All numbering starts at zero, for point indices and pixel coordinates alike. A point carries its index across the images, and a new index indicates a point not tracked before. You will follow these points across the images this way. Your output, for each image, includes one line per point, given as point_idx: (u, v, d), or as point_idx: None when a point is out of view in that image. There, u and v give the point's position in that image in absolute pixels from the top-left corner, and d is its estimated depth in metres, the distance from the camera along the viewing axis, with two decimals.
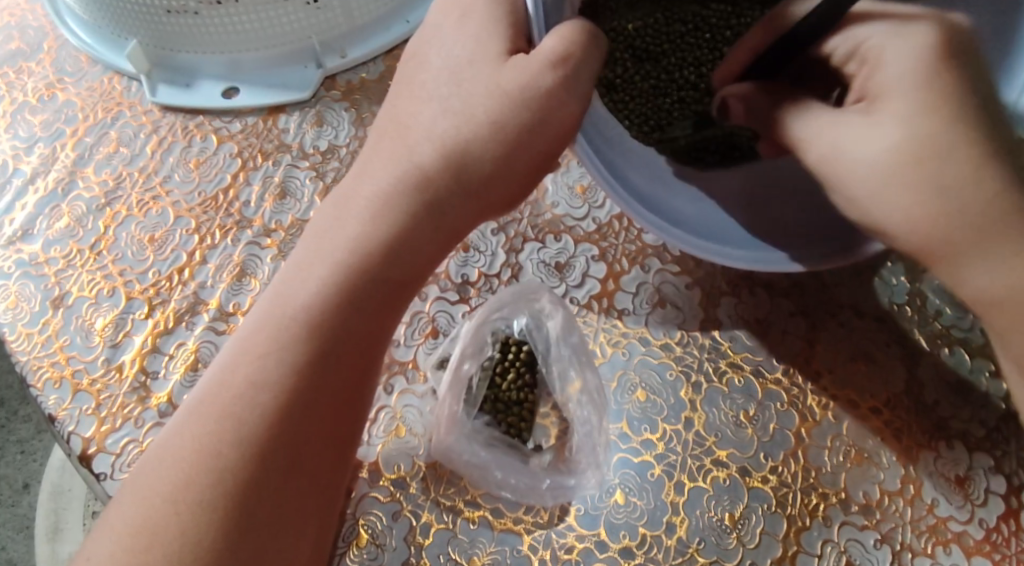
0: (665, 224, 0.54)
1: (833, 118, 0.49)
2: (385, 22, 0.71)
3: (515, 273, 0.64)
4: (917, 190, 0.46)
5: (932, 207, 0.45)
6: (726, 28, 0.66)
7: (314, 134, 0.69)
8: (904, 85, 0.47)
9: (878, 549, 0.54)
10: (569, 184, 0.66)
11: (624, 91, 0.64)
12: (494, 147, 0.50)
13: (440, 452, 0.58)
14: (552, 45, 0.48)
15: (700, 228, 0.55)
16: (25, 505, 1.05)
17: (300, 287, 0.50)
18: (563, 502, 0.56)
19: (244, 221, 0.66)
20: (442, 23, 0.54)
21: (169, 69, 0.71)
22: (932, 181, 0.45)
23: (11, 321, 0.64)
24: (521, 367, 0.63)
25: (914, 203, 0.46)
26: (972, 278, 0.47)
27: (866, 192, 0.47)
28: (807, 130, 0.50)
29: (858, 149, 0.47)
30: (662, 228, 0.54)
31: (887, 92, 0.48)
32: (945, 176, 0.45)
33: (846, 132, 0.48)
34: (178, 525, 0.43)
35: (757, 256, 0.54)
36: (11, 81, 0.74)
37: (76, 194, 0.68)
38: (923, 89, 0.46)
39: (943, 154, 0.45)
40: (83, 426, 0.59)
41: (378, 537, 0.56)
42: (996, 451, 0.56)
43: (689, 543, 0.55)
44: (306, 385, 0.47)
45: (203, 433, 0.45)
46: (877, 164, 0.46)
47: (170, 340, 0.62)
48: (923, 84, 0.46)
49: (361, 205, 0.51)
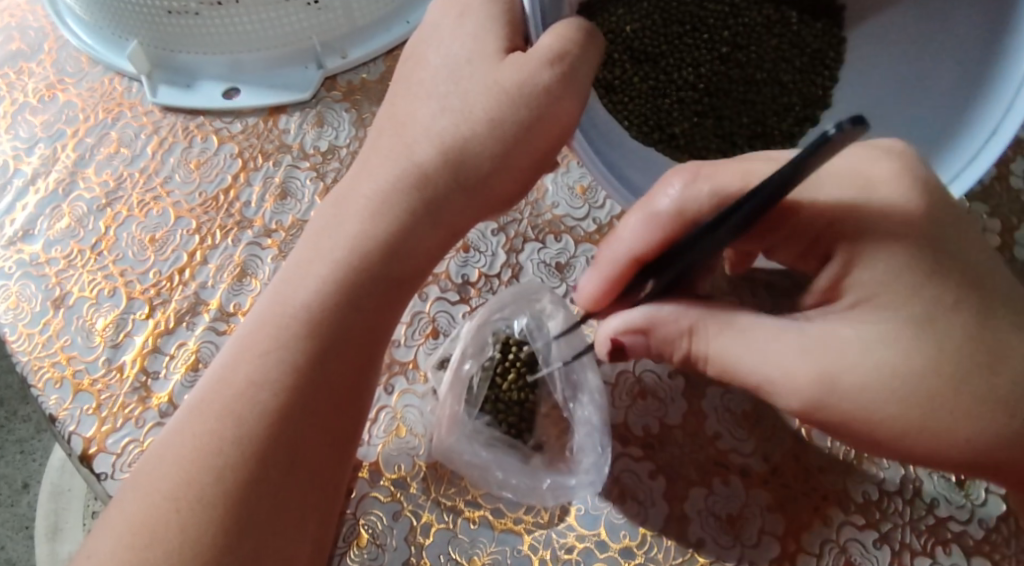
0: None
1: (795, 338, 0.44)
2: (385, 23, 0.71)
3: (515, 273, 0.64)
4: (921, 428, 0.42)
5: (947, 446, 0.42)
6: (725, 28, 0.67)
7: (314, 134, 0.69)
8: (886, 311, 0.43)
9: (878, 549, 0.55)
10: (569, 184, 0.67)
11: (623, 91, 0.64)
12: (491, 144, 0.50)
13: (440, 452, 0.58)
14: (549, 43, 0.49)
15: None
16: (25, 504, 1.05)
17: (301, 286, 0.50)
18: (563, 502, 0.56)
19: (244, 221, 0.66)
20: (440, 22, 0.54)
21: (170, 70, 0.71)
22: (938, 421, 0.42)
23: (12, 321, 0.64)
24: (522, 367, 0.64)
25: (921, 440, 0.43)
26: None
27: (864, 420, 0.43)
28: (773, 351, 0.45)
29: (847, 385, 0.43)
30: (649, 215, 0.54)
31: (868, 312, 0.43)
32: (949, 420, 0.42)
33: (806, 360, 0.44)
34: (180, 523, 0.43)
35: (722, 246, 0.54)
36: (11, 81, 0.74)
37: (78, 194, 0.69)
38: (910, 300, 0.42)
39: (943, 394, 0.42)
40: (84, 426, 0.59)
41: (379, 536, 0.56)
42: None
43: (689, 543, 0.55)
44: (306, 382, 0.47)
45: (204, 431, 0.46)
46: (882, 402, 0.43)
47: (171, 339, 0.62)
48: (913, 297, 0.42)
49: (359, 202, 0.51)
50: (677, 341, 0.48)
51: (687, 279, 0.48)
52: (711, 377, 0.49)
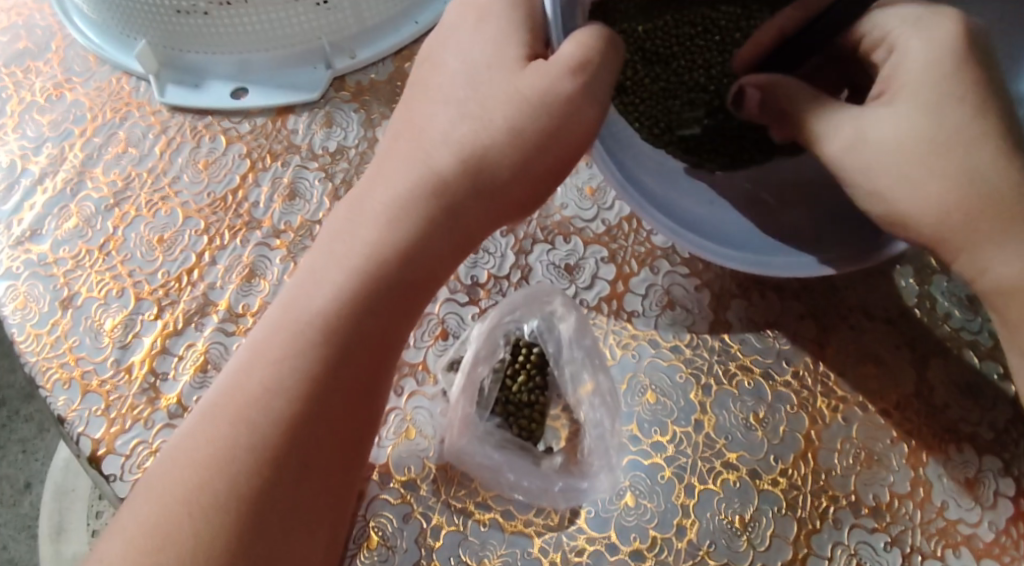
0: (677, 226, 0.54)
1: (847, 117, 0.50)
2: (394, 23, 0.71)
3: (524, 274, 0.64)
4: (946, 176, 0.46)
5: (961, 194, 0.46)
6: (736, 30, 0.66)
7: (322, 134, 0.69)
8: (919, 87, 0.48)
9: (888, 552, 0.55)
10: (578, 186, 0.66)
11: (634, 93, 0.64)
12: (511, 152, 0.50)
13: (451, 454, 0.58)
14: (572, 52, 0.48)
15: (708, 230, 0.55)
16: (27, 504, 1.05)
17: (316, 292, 0.50)
18: (575, 505, 0.56)
19: (253, 222, 0.66)
20: (457, 26, 0.54)
21: (178, 70, 0.71)
22: (962, 166, 0.46)
23: (20, 321, 0.63)
24: (532, 369, 0.63)
25: (943, 189, 0.46)
26: (991, 276, 0.47)
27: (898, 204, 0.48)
28: (834, 121, 0.50)
29: (875, 127, 0.48)
30: (674, 231, 0.54)
31: (903, 90, 0.49)
32: (976, 163, 0.46)
33: (863, 123, 0.49)
34: (193, 527, 0.43)
35: (766, 261, 0.54)
36: (19, 81, 0.74)
37: (85, 194, 0.68)
38: (942, 90, 0.48)
39: (972, 142, 0.46)
40: (92, 427, 0.59)
41: (388, 539, 0.56)
42: (1005, 454, 0.56)
43: (699, 545, 0.55)
44: (322, 388, 0.47)
45: (218, 436, 0.45)
46: (913, 162, 0.47)
47: (179, 340, 0.62)
48: (950, 78, 0.48)
49: (376, 207, 0.51)
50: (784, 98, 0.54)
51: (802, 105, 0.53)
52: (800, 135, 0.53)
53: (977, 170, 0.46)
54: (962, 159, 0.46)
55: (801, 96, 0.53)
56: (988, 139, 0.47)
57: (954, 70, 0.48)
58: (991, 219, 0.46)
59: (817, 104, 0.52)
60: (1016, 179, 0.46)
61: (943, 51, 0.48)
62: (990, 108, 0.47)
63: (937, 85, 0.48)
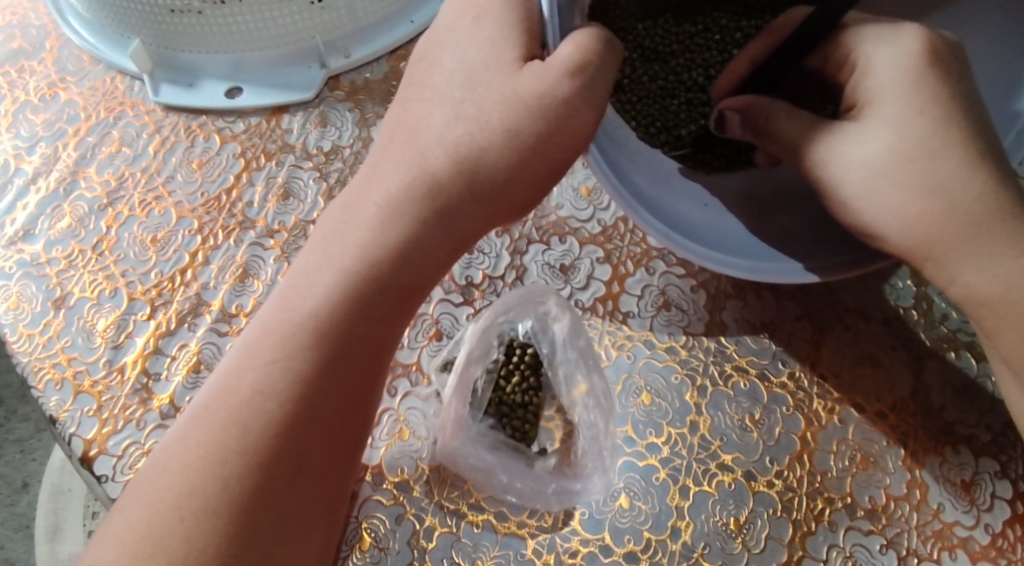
0: (669, 230, 0.53)
1: (822, 131, 0.50)
2: (388, 22, 0.71)
3: (519, 275, 0.63)
4: (909, 189, 0.46)
5: (924, 206, 0.46)
6: (737, 30, 0.65)
7: (317, 134, 0.69)
8: (893, 93, 0.48)
9: (883, 554, 0.54)
10: (574, 186, 0.66)
11: (631, 91, 0.64)
12: (507, 154, 0.50)
13: (444, 455, 0.58)
14: (569, 53, 0.48)
15: (701, 234, 0.55)
16: (24, 504, 1.05)
17: (308, 294, 0.49)
18: (568, 507, 0.56)
19: (246, 222, 0.65)
20: (453, 26, 0.53)
21: (172, 69, 0.71)
22: (926, 179, 0.46)
23: (12, 321, 0.63)
24: (525, 369, 0.63)
25: (907, 202, 0.46)
26: (968, 286, 0.47)
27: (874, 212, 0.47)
28: (805, 136, 0.50)
29: (849, 139, 0.48)
30: (666, 234, 0.53)
31: (878, 98, 0.48)
32: (942, 173, 0.46)
33: (833, 136, 0.49)
34: (183, 530, 0.43)
35: (764, 267, 0.54)
36: (13, 80, 0.74)
37: (78, 194, 0.68)
38: (914, 93, 0.47)
39: (937, 154, 0.46)
40: (84, 428, 0.59)
41: (381, 540, 0.55)
42: (1002, 456, 0.56)
43: (694, 547, 0.55)
44: (314, 391, 0.47)
45: (209, 440, 0.45)
46: (874, 178, 0.47)
47: (172, 341, 0.61)
48: (912, 90, 0.47)
49: (370, 208, 0.51)
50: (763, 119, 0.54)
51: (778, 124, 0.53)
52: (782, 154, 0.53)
53: (941, 181, 0.46)
54: (926, 170, 0.46)
55: (777, 114, 0.53)
56: (954, 148, 0.46)
57: (918, 81, 0.47)
58: (957, 227, 0.46)
59: (793, 122, 0.52)
60: (992, 186, 0.46)
61: (907, 62, 0.48)
62: (963, 115, 0.47)
63: (900, 99, 0.48)
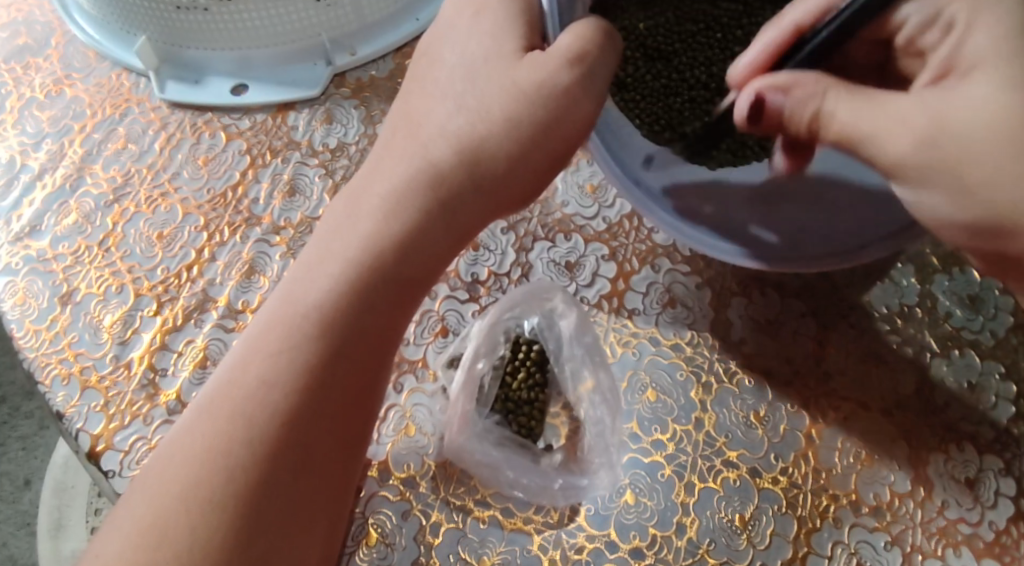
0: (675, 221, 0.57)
1: (912, 102, 0.43)
2: (394, 19, 0.71)
3: (524, 272, 0.63)
4: None
5: None
6: (737, 28, 0.66)
7: (322, 131, 0.69)
8: (998, 58, 0.42)
9: (888, 551, 0.54)
10: (579, 184, 0.66)
11: (635, 90, 0.64)
12: (508, 144, 0.50)
13: (451, 451, 0.58)
14: (568, 44, 0.48)
15: (711, 223, 0.58)
16: (27, 501, 1.05)
17: (312, 285, 0.49)
18: (574, 503, 0.56)
19: (252, 218, 0.66)
20: (457, 21, 0.54)
21: (178, 66, 0.71)
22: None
23: (18, 317, 0.63)
24: (531, 367, 0.62)
25: None
26: None
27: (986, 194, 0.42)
28: (894, 111, 0.43)
29: (952, 111, 0.42)
30: (671, 225, 0.57)
31: (979, 64, 0.43)
32: None
33: (932, 108, 0.43)
34: (189, 522, 0.43)
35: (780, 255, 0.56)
36: (18, 77, 0.74)
37: (85, 190, 0.68)
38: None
39: None
40: (91, 423, 0.59)
41: (387, 536, 0.55)
42: (1006, 454, 0.56)
43: (699, 543, 0.55)
44: (319, 381, 0.47)
45: (214, 432, 0.45)
46: (994, 152, 0.41)
47: (179, 337, 0.62)
48: (1020, 55, 0.42)
49: (373, 201, 0.51)
50: (807, 103, 0.46)
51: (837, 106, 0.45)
52: (832, 144, 0.46)
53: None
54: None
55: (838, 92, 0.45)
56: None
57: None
58: None
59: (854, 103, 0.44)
60: None
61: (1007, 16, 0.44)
62: None
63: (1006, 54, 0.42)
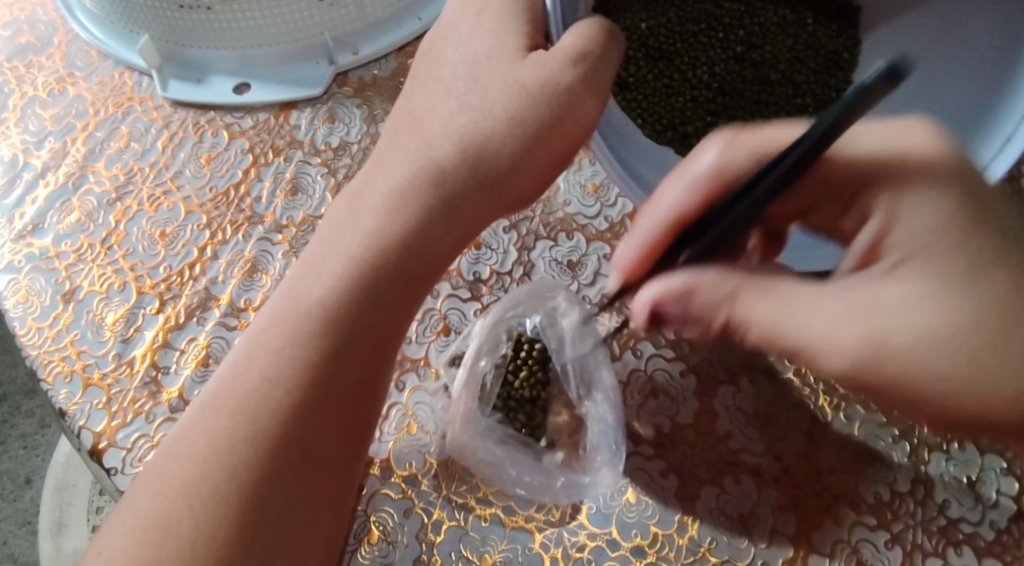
0: None
1: (836, 303, 0.44)
2: (397, 19, 0.71)
3: (526, 271, 0.64)
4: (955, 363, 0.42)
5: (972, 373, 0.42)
6: (740, 28, 0.66)
7: (325, 130, 0.69)
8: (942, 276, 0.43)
9: (889, 549, 0.54)
10: (581, 183, 0.67)
11: (637, 90, 0.64)
12: (511, 142, 0.50)
13: (454, 448, 0.58)
14: (571, 43, 0.49)
15: None
16: (27, 500, 1.05)
17: (315, 282, 0.50)
18: (576, 500, 0.56)
19: (255, 217, 0.66)
20: (460, 19, 0.54)
21: (181, 65, 0.71)
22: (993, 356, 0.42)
23: (21, 315, 0.63)
24: (534, 365, 0.62)
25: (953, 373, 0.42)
26: None
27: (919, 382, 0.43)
28: (817, 319, 0.44)
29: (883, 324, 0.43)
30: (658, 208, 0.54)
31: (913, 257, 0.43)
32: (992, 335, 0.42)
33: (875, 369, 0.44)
34: (192, 518, 0.43)
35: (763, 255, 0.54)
36: (21, 75, 0.74)
37: (87, 188, 0.68)
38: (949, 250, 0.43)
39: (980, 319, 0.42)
40: (93, 421, 0.59)
41: (390, 534, 0.56)
42: (1008, 453, 0.56)
43: (701, 542, 0.55)
44: (322, 378, 0.47)
45: (218, 428, 0.45)
46: (940, 353, 0.42)
47: (181, 335, 0.62)
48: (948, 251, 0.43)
49: (377, 198, 0.52)
50: (716, 310, 0.47)
51: (748, 291, 0.46)
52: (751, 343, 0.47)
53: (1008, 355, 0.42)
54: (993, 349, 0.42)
55: (742, 295, 0.46)
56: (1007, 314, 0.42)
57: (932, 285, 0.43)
58: None
59: (766, 306, 0.45)
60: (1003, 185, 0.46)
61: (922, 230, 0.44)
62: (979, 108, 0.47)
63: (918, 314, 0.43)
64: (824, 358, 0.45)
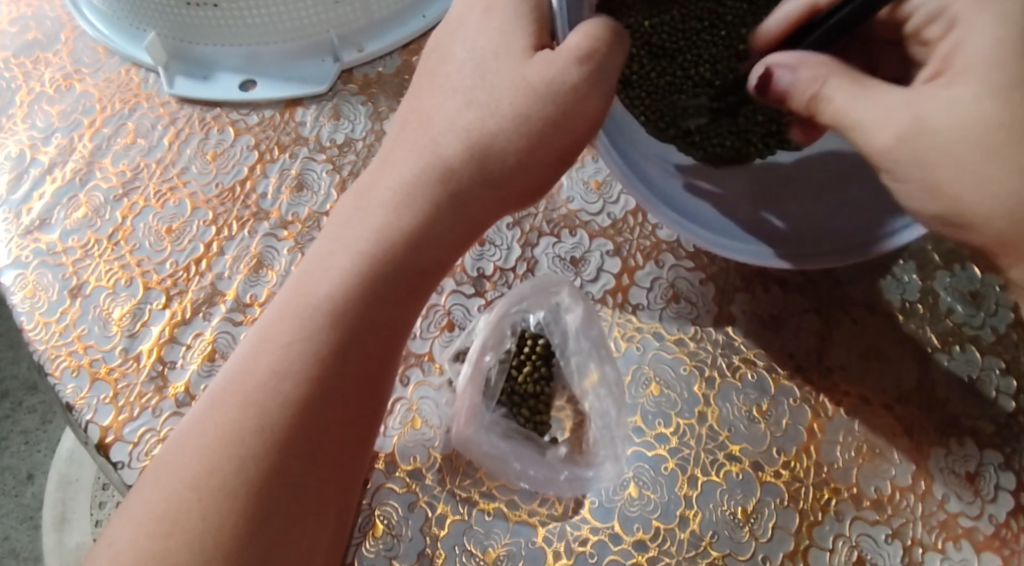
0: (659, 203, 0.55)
1: (900, 96, 0.45)
2: (402, 16, 0.72)
3: (530, 267, 0.64)
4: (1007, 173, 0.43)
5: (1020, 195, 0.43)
6: (743, 26, 0.66)
7: (330, 127, 0.69)
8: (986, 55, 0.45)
9: (889, 544, 0.55)
10: (584, 179, 0.67)
11: (640, 87, 0.65)
12: (517, 140, 0.51)
13: (459, 442, 0.59)
14: (578, 42, 0.48)
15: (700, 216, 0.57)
16: (30, 495, 1.05)
17: (323, 277, 0.50)
18: (578, 495, 0.57)
19: (261, 213, 0.66)
20: (466, 16, 0.54)
21: (187, 61, 0.72)
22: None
23: (29, 310, 0.64)
24: (537, 360, 0.63)
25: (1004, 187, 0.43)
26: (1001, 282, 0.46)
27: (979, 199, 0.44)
28: (877, 111, 0.46)
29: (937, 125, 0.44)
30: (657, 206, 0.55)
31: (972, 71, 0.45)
32: None
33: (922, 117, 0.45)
34: (201, 510, 0.43)
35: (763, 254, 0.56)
36: (28, 71, 0.75)
37: (94, 184, 0.69)
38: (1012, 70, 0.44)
39: None
40: (101, 415, 0.59)
41: (394, 527, 0.56)
42: (1006, 448, 0.57)
43: (702, 536, 0.56)
44: (330, 372, 0.47)
45: (226, 421, 0.46)
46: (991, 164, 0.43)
47: (187, 330, 0.62)
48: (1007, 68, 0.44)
49: (384, 194, 0.52)
50: (810, 84, 0.48)
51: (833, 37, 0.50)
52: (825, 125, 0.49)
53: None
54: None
55: (842, 83, 0.47)
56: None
57: (995, 81, 0.44)
58: None
59: (859, 94, 0.46)
60: None
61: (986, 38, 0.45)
62: None
63: (976, 102, 0.44)
64: (870, 140, 0.46)
